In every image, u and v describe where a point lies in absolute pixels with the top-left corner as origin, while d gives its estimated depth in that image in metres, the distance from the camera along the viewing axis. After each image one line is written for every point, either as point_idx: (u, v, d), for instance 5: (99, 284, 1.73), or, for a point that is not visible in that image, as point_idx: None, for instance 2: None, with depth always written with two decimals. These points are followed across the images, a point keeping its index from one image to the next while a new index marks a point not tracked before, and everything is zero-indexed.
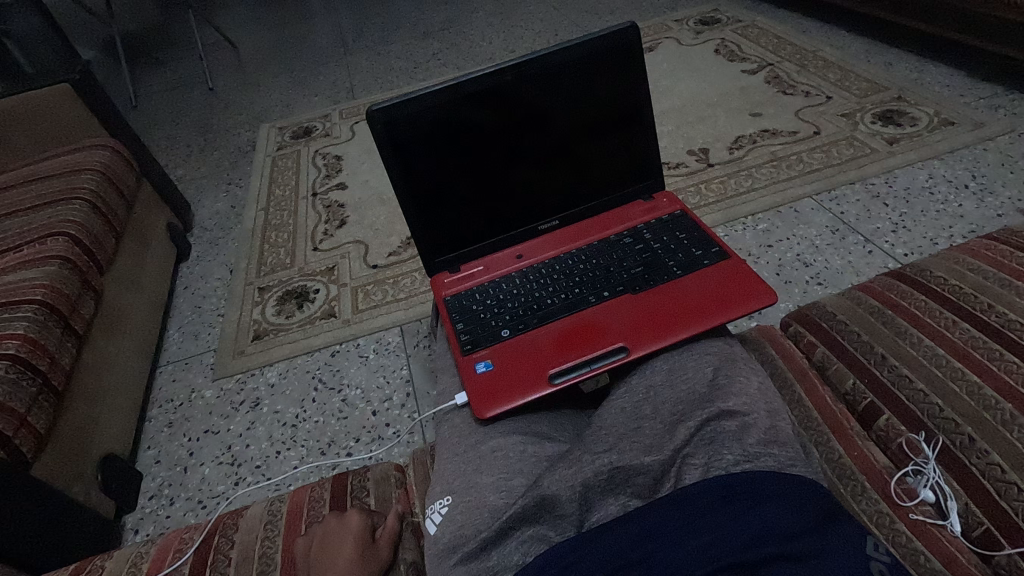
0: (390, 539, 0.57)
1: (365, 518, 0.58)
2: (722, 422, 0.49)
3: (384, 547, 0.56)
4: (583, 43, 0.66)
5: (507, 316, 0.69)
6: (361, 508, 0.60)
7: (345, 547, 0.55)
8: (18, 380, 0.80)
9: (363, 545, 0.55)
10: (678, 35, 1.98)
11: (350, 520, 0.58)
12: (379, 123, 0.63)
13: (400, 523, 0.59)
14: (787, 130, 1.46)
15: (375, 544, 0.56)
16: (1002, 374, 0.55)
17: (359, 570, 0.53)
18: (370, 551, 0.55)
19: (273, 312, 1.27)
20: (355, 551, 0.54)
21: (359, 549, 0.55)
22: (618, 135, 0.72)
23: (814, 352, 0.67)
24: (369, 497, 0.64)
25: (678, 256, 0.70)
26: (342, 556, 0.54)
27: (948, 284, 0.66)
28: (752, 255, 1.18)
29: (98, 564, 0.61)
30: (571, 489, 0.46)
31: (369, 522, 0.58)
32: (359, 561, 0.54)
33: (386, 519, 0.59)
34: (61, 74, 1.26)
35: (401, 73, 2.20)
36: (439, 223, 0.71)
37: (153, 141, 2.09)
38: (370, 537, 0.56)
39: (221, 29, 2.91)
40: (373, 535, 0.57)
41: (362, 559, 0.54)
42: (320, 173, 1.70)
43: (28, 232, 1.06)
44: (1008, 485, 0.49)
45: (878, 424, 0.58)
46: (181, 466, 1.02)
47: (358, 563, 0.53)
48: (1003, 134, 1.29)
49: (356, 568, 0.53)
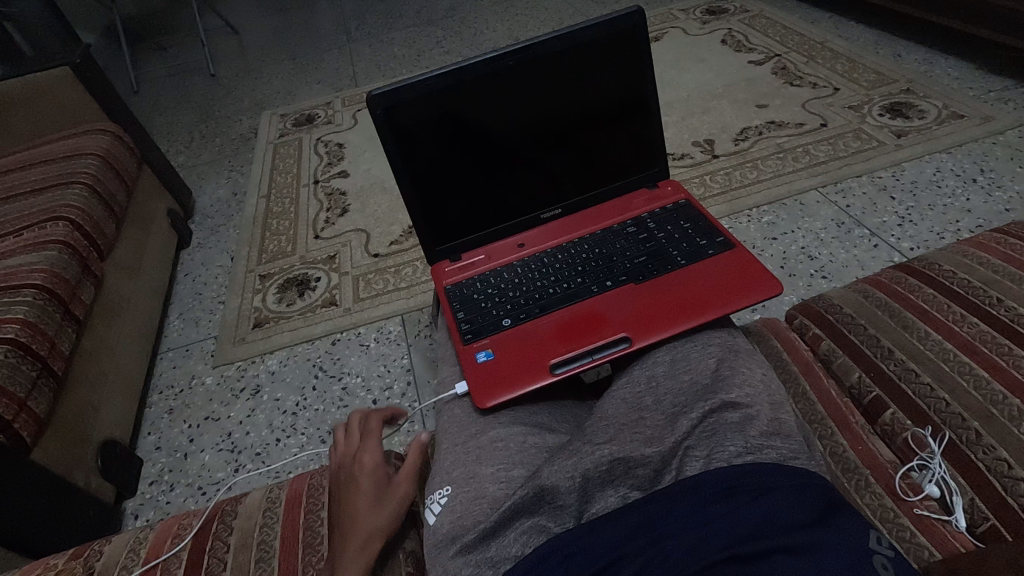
0: (409, 475, 0.56)
1: (380, 457, 0.57)
2: (725, 414, 0.48)
3: (401, 484, 0.55)
4: (589, 28, 0.65)
5: (509, 305, 0.68)
6: (376, 439, 0.58)
7: (359, 488, 0.55)
8: (18, 365, 0.80)
9: (376, 487, 0.55)
10: (684, 25, 1.96)
11: (362, 458, 0.56)
12: (379, 109, 0.62)
13: (420, 456, 0.57)
14: (794, 122, 1.44)
15: (391, 483, 0.55)
16: (1010, 370, 0.54)
17: (377, 513, 0.53)
18: (387, 489, 0.55)
19: (274, 299, 1.27)
20: (371, 493, 0.54)
21: (374, 491, 0.54)
22: (623, 123, 0.71)
23: (819, 345, 0.66)
24: (377, 424, 0.60)
25: (682, 246, 0.69)
26: (359, 499, 0.54)
27: (957, 277, 0.65)
28: (756, 247, 1.17)
29: (97, 550, 0.61)
30: (570, 480, 0.46)
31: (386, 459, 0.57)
32: (377, 503, 0.54)
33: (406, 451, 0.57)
34: (62, 58, 1.25)
35: (404, 62, 2.18)
36: (440, 211, 0.70)
37: (154, 127, 2.07)
38: (386, 477, 0.56)
39: (223, 15, 2.88)
40: (390, 474, 0.56)
41: (380, 500, 0.54)
42: (322, 161, 1.69)
43: (28, 217, 1.05)
44: (1015, 481, 0.48)
45: (883, 419, 0.57)
46: (181, 452, 1.02)
47: (377, 505, 0.54)
48: (1013, 128, 1.28)
49: (376, 509, 0.53)
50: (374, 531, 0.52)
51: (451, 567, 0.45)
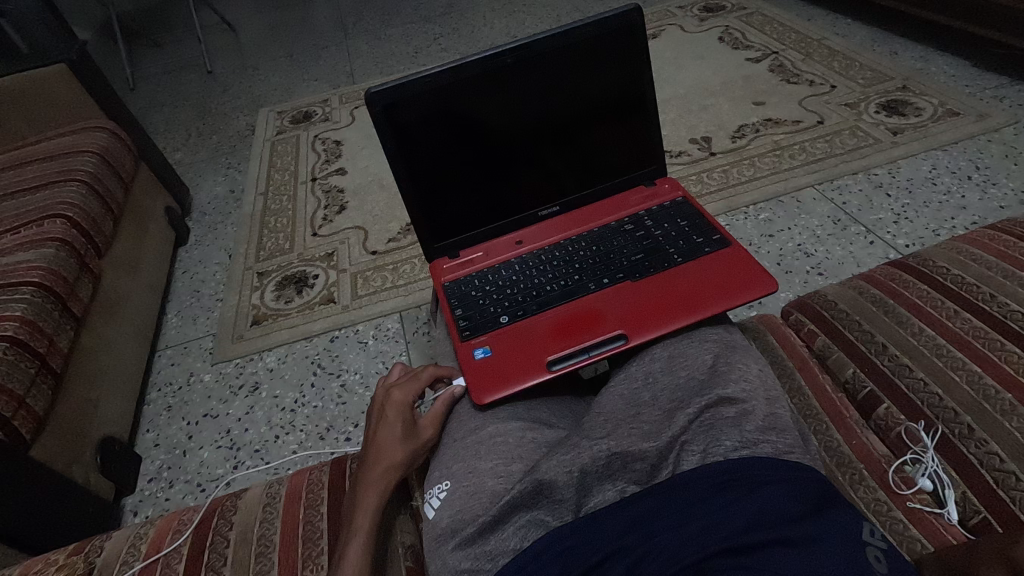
0: (434, 421, 0.59)
1: (412, 396, 0.59)
2: (721, 409, 0.49)
3: (426, 427, 0.58)
4: (587, 25, 0.65)
5: (506, 302, 0.69)
6: (411, 379, 0.61)
7: (388, 421, 0.57)
8: (17, 362, 0.80)
9: (405, 424, 0.57)
10: (682, 22, 1.96)
11: (395, 396, 0.59)
12: (378, 106, 0.63)
13: (446, 405, 0.61)
14: (791, 119, 1.45)
15: (418, 425, 0.58)
16: (1003, 365, 0.55)
17: (401, 449, 0.56)
18: (412, 430, 0.57)
19: (273, 296, 1.27)
20: (398, 428, 0.57)
21: (401, 427, 0.57)
22: (621, 121, 0.71)
23: (815, 341, 0.67)
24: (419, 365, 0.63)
25: (679, 243, 0.70)
26: (385, 430, 0.57)
27: (950, 273, 0.66)
28: (753, 245, 1.18)
29: (98, 545, 0.62)
30: (569, 474, 0.46)
31: (416, 400, 0.60)
32: (401, 439, 0.56)
33: (434, 401, 0.61)
34: (59, 54, 1.25)
35: (401, 59, 2.18)
36: (439, 208, 0.70)
37: (151, 124, 2.07)
38: (413, 419, 0.58)
39: (220, 11, 2.87)
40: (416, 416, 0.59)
41: (404, 437, 0.57)
42: (319, 158, 1.69)
43: (26, 214, 1.05)
44: (1006, 474, 0.49)
45: (877, 414, 0.58)
46: (180, 449, 1.03)
47: (401, 440, 0.56)
48: (1007, 125, 1.28)
49: (399, 443, 0.56)
50: (393, 463, 0.55)
51: (452, 560, 0.45)
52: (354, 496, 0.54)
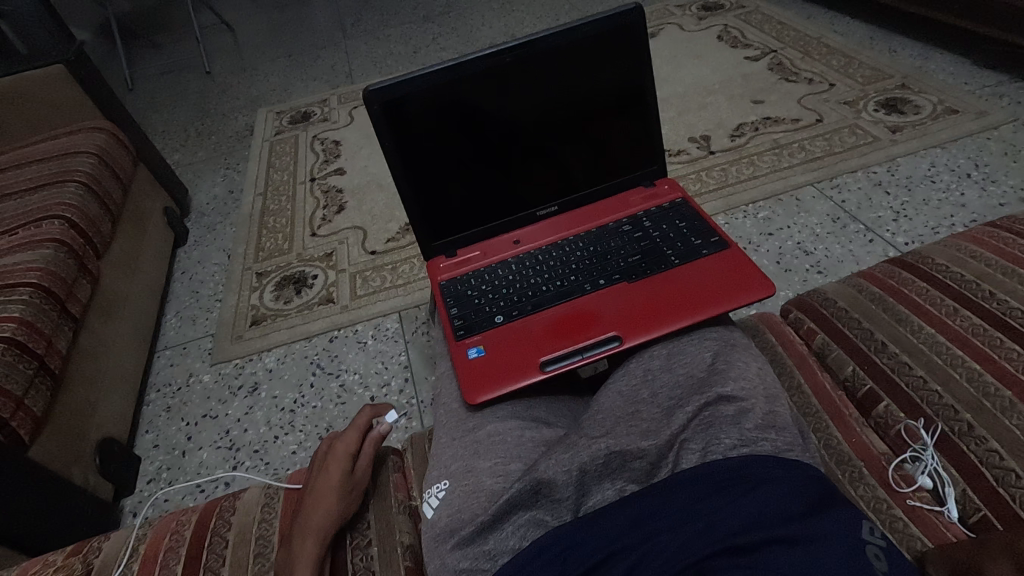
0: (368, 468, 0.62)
1: (352, 447, 0.62)
2: (720, 407, 0.49)
3: (361, 475, 0.61)
4: (588, 24, 0.65)
5: (502, 302, 0.69)
6: (350, 430, 0.64)
7: (329, 471, 0.59)
8: (14, 363, 0.80)
9: (346, 472, 0.59)
10: (680, 21, 1.96)
11: (336, 447, 0.62)
12: (376, 104, 0.62)
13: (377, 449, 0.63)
14: (790, 118, 1.44)
15: (353, 472, 0.60)
16: (1002, 361, 0.55)
17: (340, 495, 0.57)
18: (351, 478, 0.59)
19: (271, 297, 1.27)
20: (338, 476, 0.59)
21: (342, 475, 0.59)
22: (621, 121, 0.71)
23: (813, 339, 0.67)
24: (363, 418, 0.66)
25: (676, 245, 0.70)
26: (325, 480, 0.58)
27: (950, 271, 0.65)
28: (752, 243, 1.17)
29: (96, 546, 0.61)
30: (568, 473, 0.46)
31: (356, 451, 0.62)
32: (340, 487, 0.58)
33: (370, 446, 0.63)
34: (56, 55, 1.25)
35: (400, 59, 2.17)
36: (437, 206, 0.70)
37: (150, 125, 2.07)
38: (352, 468, 0.60)
39: (218, 12, 2.86)
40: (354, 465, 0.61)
41: (344, 486, 0.58)
42: (318, 158, 1.69)
43: (24, 215, 1.05)
44: (1005, 472, 0.49)
45: (876, 411, 0.58)
46: (179, 450, 1.03)
47: (340, 487, 0.58)
48: (1007, 123, 1.28)
49: (337, 492, 0.58)
50: (330, 512, 0.56)
51: (450, 560, 0.45)
52: (291, 547, 0.54)
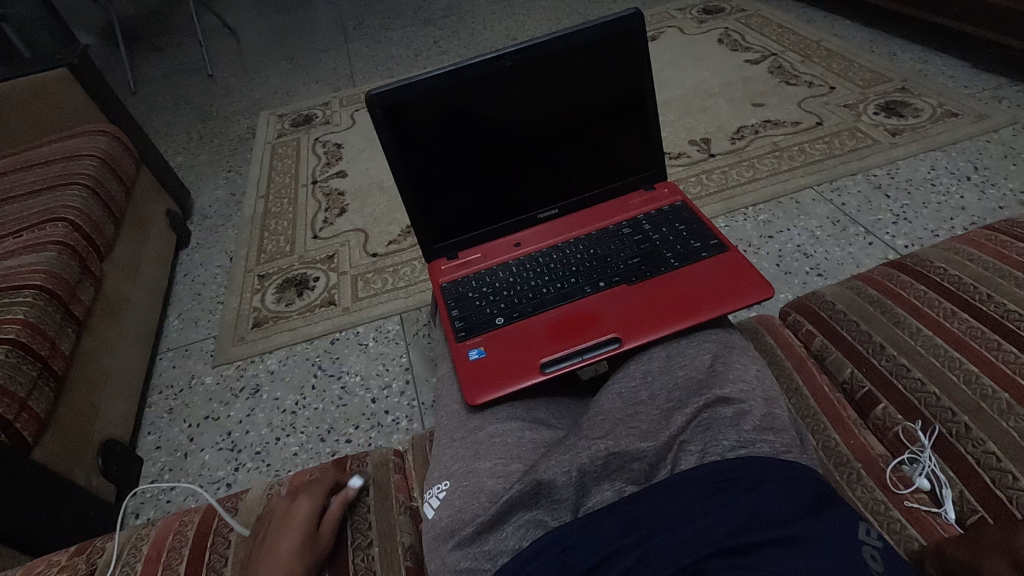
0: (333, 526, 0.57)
1: (314, 504, 0.58)
2: (719, 409, 0.49)
3: (324, 535, 0.56)
4: (587, 29, 0.66)
5: (502, 304, 0.69)
6: (313, 487, 0.60)
7: (287, 532, 0.55)
8: (18, 365, 0.80)
9: (306, 532, 0.55)
10: (681, 24, 1.97)
11: (298, 505, 0.57)
12: (378, 107, 0.63)
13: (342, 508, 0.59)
14: (790, 121, 1.45)
15: (315, 532, 0.56)
16: (999, 364, 0.55)
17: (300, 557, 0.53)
18: (312, 538, 0.55)
19: (273, 299, 1.28)
20: (298, 537, 0.54)
21: (301, 537, 0.54)
22: (621, 124, 0.72)
23: (812, 341, 0.67)
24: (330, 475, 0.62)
25: (676, 247, 0.70)
26: (283, 541, 0.54)
27: (948, 274, 0.66)
28: (752, 246, 1.18)
29: (98, 547, 0.62)
30: (567, 474, 0.47)
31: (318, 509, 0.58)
32: (299, 549, 0.53)
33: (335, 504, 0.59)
34: (60, 58, 1.26)
35: (402, 62, 2.18)
36: (438, 208, 0.71)
37: (153, 128, 2.08)
38: (314, 528, 0.56)
39: (221, 15, 2.88)
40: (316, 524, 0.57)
41: (304, 548, 0.54)
42: (320, 161, 1.70)
43: (28, 217, 1.06)
44: (1002, 473, 0.49)
45: (875, 414, 0.58)
46: (181, 452, 1.03)
47: (301, 549, 0.53)
48: (1006, 126, 1.28)
49: (296, 554, 0.53)
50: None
51: (450, 560, 0.46)
52: None
